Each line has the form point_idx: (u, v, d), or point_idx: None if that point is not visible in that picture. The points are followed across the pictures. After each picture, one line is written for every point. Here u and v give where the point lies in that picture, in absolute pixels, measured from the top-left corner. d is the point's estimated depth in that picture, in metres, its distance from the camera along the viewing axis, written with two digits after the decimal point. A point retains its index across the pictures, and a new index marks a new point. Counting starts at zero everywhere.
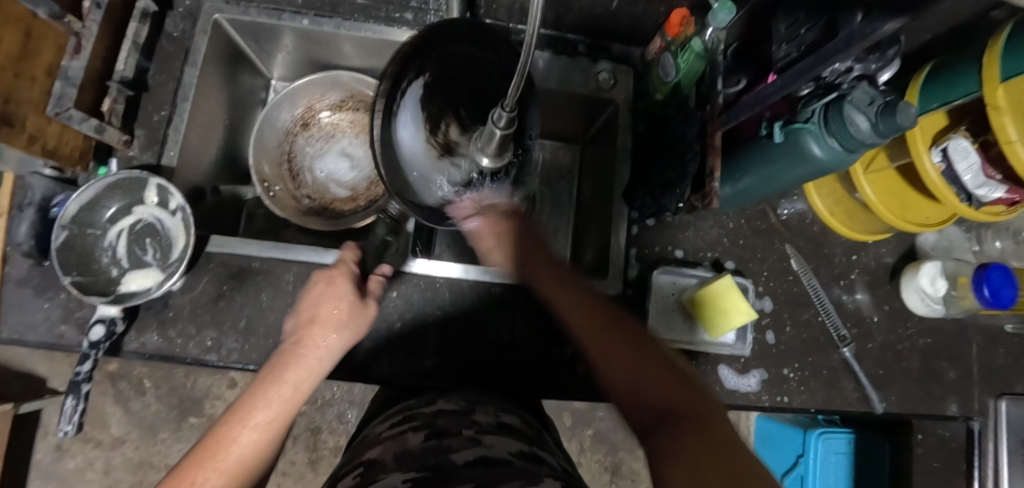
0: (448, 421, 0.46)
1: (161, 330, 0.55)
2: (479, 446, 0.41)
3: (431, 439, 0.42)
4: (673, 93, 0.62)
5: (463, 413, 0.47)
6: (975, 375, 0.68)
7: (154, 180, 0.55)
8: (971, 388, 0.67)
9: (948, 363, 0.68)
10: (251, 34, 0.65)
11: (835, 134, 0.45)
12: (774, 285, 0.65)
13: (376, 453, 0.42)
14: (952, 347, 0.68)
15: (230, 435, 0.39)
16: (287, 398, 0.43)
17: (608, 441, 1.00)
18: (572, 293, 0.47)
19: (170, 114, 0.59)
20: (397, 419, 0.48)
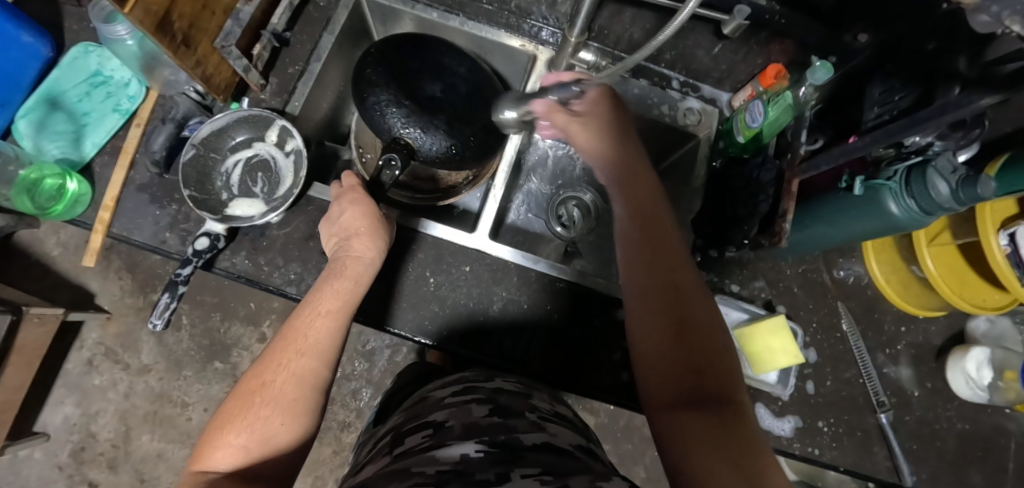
0: (511, 402, 0.49)
1: (251, 256, 0.60)
2: (544, 433, 0.43)
3: (496, 416, 0.45)
4: (755, 138, 0.65)
5: (525, 397, 0.51)
6: (1011, 472, 0.67)
7: (280, 121, 0.61)
8: (1004, 485, 0.66)
9: (983, 454, 0.67)
10: (382, 15, 0.72)
11: (915, 195, 0.48)
12: (821, 339, 0.67)
13: (441, 417, 0.45)
14: (989, 438, 0.68)
15: (304, 322, 0.45)
16: (343, 295, 0.48)
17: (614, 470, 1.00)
18: (657, 256, 0.44)
19: (303, 69, 0.65)
20: (458, 388, 0.53)
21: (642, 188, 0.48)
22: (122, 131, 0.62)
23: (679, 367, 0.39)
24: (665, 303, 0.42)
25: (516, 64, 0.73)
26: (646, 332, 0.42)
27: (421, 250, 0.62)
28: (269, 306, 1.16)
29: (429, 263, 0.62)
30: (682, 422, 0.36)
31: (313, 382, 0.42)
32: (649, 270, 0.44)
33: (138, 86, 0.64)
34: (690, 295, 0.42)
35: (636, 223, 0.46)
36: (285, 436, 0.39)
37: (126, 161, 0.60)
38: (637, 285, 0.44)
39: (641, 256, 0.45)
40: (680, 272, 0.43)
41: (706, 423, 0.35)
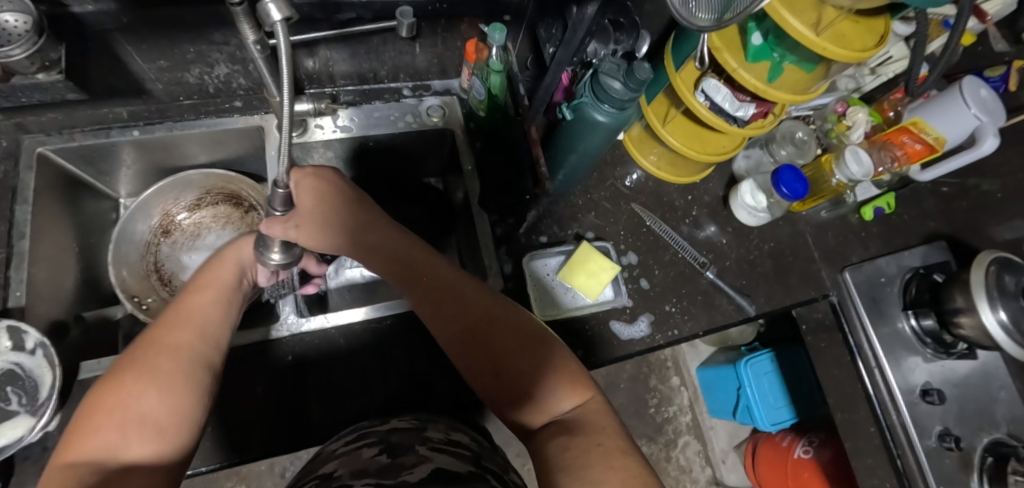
0: (403, 438, 0.48)
1: (43, 476, 0.52)
2: (431, 462, 0.42)
3: (384, 456, 0.44)
4: (489, 107, 0.70)
5: (417, 431, 0.51)
6: (818, 259, 0.79)
7: (3, 321, 0.53)
8: (819, 272, 0.78)
9: (794, 259, 0.79)
10: (84, 159, 0.66)
11: (603, 99, 0.55)
12: (633, 240, 0.74)
13: (331, 468, 0.43)
14: (792, 245, 0.80)
15: (153, 345, 0.41)
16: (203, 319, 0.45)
17: None
18: (442, 293, 0.49)
19: (7, 255, 0.57)
20: (350, 436, 0.51)
21: (404, 256, 0.51)
22: None
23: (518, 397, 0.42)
24: (483, 355, 0.45)
25: (253, 142, 0.71)
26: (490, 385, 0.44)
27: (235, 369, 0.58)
28: None
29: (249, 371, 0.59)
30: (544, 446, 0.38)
31: (187, 378, 0.39)
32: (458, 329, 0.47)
33: None
34: (495, 334, 0.45)
35: (421, 302, 0.49)
36: (171, 417, 0.37)
37: None
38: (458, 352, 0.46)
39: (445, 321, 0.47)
40: (481, 318, 0.46)
41: (558, 439, 0.37)
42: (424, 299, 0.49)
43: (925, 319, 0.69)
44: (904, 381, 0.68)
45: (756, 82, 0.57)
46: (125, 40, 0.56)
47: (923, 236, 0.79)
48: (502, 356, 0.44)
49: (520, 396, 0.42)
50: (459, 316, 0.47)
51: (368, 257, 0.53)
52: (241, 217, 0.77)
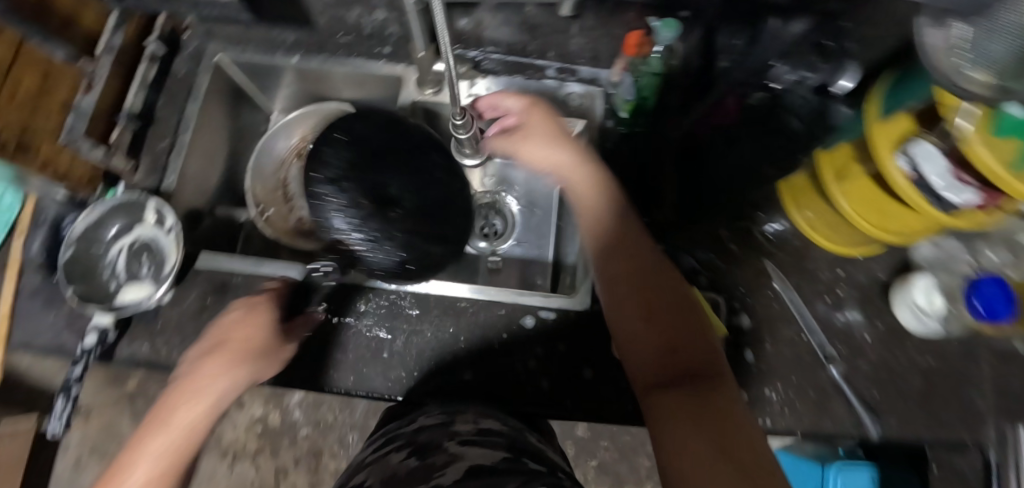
0: (430, 436, 0.47)
1: (150, 340, 0.59)
2: (459, 459, 0.42)
3: (413, 459, 0.44)
4: (636, 110, 0.63)
5: (445, 424, 0.49)
6: (992, 402, 0.61)
7: (151, 201, 0.61)
8: (986, 418, 0.61)
9: (959, 388, 0.62)
10: (249, 72, 0.71)
11: None
12: (752, 301, 0.64)
13: (359, 478, 0.44)
14: (961, 372, 0.62)
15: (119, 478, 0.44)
16: (167, 453, 0.45)
17: (613, 472, 1.11)
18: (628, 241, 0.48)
19: (171, 143, 0.65)
20: (381, 441, 0.52)
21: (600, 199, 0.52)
22: (7, 242, 0.62)
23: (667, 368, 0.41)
24: (651, 314, 0.43)
25: (391, 90, 0.72)
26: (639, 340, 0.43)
27: (314, 300, 0.60)
28: None
29: (326, 310, 0.60)
30: (672, 411, 0.37)
31: None
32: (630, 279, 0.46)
33: (13, 195, 0.62)
34: (671, 304, 0.44)
35: (620, 247, 0.48)
36: None
37: (14, 271, 0.61)
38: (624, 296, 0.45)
39: (630, 268, 0.46)
40: (664, 284, 0.45)
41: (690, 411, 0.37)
42: (603, 242, 0.49)
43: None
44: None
45: (993, 165, 0.41)
46: None
47: None
48: (673, 326, 0.43)
49: (666, 367, 0.41)
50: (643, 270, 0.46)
51: (596, 207, 0.52)
52: None
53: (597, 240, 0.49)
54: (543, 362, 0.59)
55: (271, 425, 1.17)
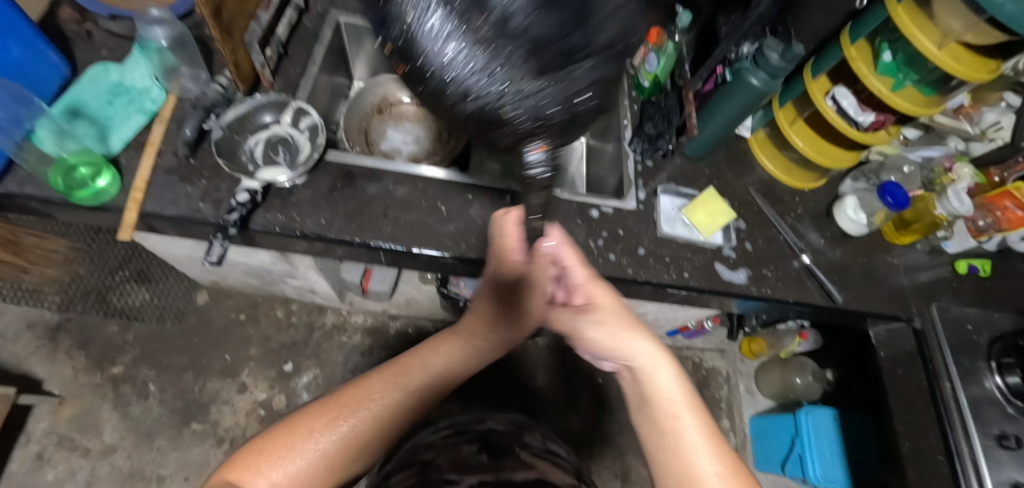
0: (501, 439, 0.70)
1: (283, 211, 0.68)
2: (533, 469, 0.64)
3: (486, 453, 0.66)
4: (655, 80, 0.89)
5: (515, 435, 0.71)
6: (914, 284, 0.85)
7: (294, 103, 0.73)
8: (912, 294, 0.84)
9: (891, 274, 0.86)
10: (355, 35, 0.89)
11: (761, 67, 0.72)
12: (742, 212, 0.88)
13: (432, 457, 0.66)
14: (890, 263, 0.87)
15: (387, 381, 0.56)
16: (440, 372, 0.60)
17: (615, 445, 1.33)
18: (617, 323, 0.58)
19: (302, 71, 0.79)
20: (450, 431, 0.71)
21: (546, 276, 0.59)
22: (145, 130, 0.70)
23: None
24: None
25: None
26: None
27: (430, 186, 0.74)
28: (245, 356, 1.23)
29: (438, 196, 0.73)
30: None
31: (380, 424, 0.54)
32: (684, 403, 0.54)
33: (159, 91, 0.72)
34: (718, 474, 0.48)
35: (667, 404, 0.53)
36: (350, 450, 0.52)
37: (152, 151, 0.68)
38: (655, 432, 0.53)
39: (686, 457, 0.49)
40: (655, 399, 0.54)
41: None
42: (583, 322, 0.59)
43: (1010, 375, 0.71)
44: (978, 396, 0.72)
45: (882, 89, 0.72)
46: None
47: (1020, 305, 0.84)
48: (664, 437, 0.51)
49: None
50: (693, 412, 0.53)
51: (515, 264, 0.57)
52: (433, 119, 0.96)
53: (660, 385, 0.55)
54: (608, 242, 0.77)
55: (274, 408, 1.19)
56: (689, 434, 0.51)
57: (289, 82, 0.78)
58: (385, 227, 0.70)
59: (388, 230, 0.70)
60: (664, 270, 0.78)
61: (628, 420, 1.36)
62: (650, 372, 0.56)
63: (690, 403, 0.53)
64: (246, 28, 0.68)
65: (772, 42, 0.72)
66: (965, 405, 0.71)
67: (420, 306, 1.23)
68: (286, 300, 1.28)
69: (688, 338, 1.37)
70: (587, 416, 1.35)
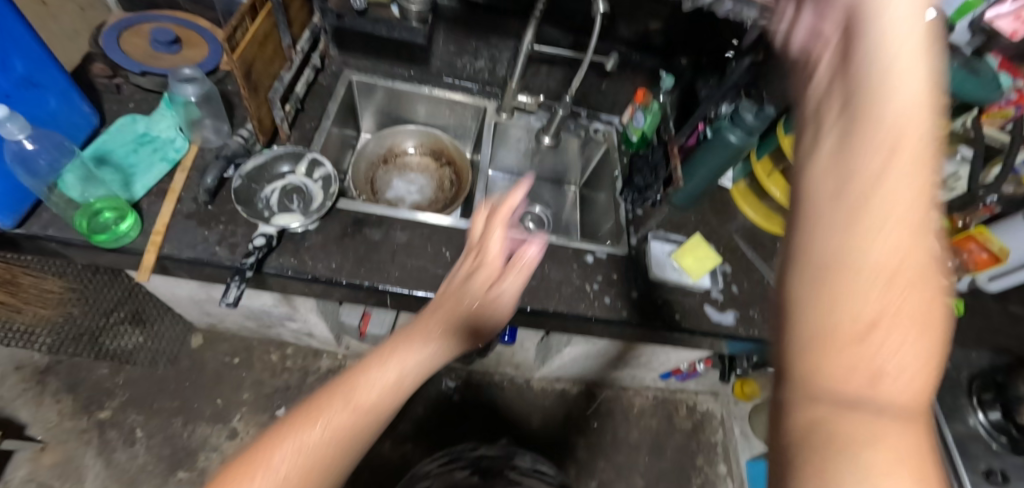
0: (490, 463, 0.74)
1: (295, 255, 0.72)
2: None
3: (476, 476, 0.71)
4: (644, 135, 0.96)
5: (506, 458, 0.75)
6: None
7: (310, 154, 0.79)
8: None
9: None
10: (366, 93, 0.96)
11: (738, 126, 0.80)
12: (728, 257, 0.93)
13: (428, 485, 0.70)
14: None
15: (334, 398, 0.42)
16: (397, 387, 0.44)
17: None
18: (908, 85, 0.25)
19: (317, 125, 0.85)
20: (443, 457, 0.75)
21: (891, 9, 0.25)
22: (166, 177, 0.74)
23: (867, 370, 0.23)
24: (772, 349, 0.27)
25: (472, 118, 1.01)
26: (839, 377, 0.23)
27: (435, 233, 0.79)
28: (237, 400, 1.22)
29: (443, 241, 0.78)
30: (849, 423, 0.23)
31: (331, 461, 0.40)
32: (907, 199, 0.24)
33: (182, 141, 0.77)
34: (884, 339, 0.23)
35: (889, 264, 0.24)
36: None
37: (172, 197, 0.72)
38: (809, 254, 0.25)
39: (857, 303, 0.24)
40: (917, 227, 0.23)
41: (867, 414, 0.23)
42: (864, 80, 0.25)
43: (990, 412, 0.75)
44: (961, 432, 0.75)
45: None
46: (442, 27, 0.88)
47: (991, 344, 0.89)
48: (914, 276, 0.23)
49: (886, 426, 0.23)
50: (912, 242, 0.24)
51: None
52: (436, 168, 1.02)
53: (819, 175, 0.26)
54: (603, 286, 0.82)
55: None
56: (890, 277, 0.24)
57: (305, 134, 0.83)
58: (393, 271, 0.74)
59: (396, 273, 0.74)
60: (657, 312, 0.82)
61: (623, 464, 1.35)
62: (906, 124, 0.25)
63: (924, 225, 0.24)
64: (269, 86, 0.74)
65: (746, 103, 0.80)
66: (950, 442, 0.74)
67: None
68: (281, 344, 1.29)
69: (681, 381, 1.39)
70: (583, 462, 1.34)
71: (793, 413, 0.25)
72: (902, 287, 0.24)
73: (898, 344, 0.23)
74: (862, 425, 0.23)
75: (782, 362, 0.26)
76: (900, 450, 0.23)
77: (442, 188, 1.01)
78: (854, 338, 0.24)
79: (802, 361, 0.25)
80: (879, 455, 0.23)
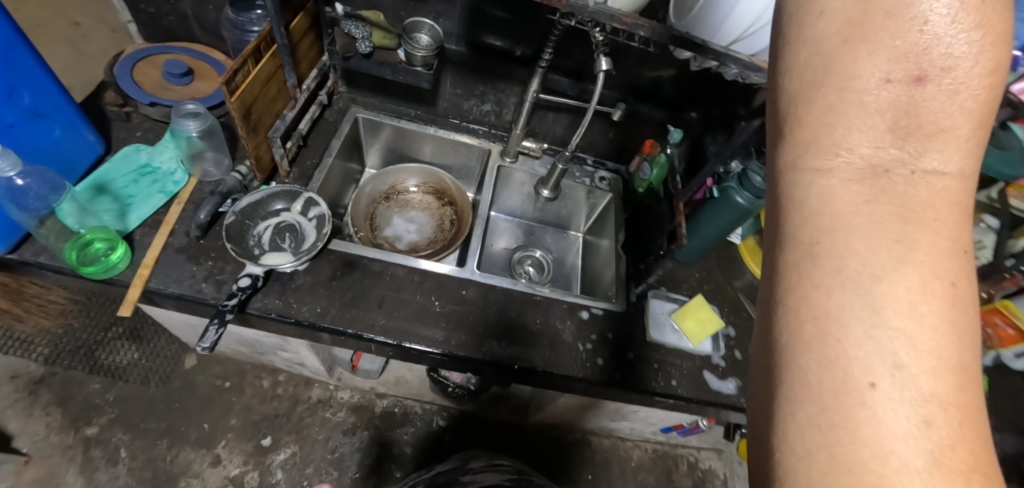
0: (447, 471, 0.85)
1: (281, 296, 0.71)
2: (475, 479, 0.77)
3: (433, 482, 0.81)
4: (650, 187, 0.95)
5: (459, 466, 0.87)
6: None
7: (307, 193, 0.78)
8: None
9: None
10: (371, 130, 0.96)
11: (748, 188, 0.77)
12: (733, 319, 0.89)
13: None
14: None
15: None
16: None
17: None
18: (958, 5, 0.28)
19: (317, 162, 0.85)
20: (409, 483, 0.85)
21: None
22: (163, 208, 0.75)
23: (901, 213, 0.29)
24: (778, 135, 0.34)
25: (475, 159, 1.00)
26: (867, 149, 0.30)
27: (427, 281, 0.77)
28: (224, 425, 1.20)
29: (433, 291, 0.77)
30: (861, 235, 0.29)
31: None
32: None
33: (182, 174, 0.77)
34: (925, 51, 0.28)
35: (894, 209, 0.29)
36: None
37: (166, 230, 0.72)
38: (829, 36, 0.30)
39: (854, 227, 0.29)
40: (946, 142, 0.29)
41: (894, 202, 0.29)
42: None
43: None
44: None
45: None
46: (450, 70, 0.88)
47: None
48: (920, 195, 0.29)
49: (915, 203, 0.29)
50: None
51: None
52: (437, 207, 1.01)
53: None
54: (597, 344, 0.78)
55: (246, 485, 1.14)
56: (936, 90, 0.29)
57: (305, 171, 0.83)
58: (379, 319, 0.72)
59: (381, 322, 0.72)
60: (653, 376, 0.78)
61: None
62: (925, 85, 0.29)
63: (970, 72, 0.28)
64: (271, 125, 0.74)
65: (756, 165, 0.77)
66: None
67: (408, 385, 1.22)
68: (273, 370, 1.28)
69: (683, 436, 1.33)
70: None
71: (819, 265, 0.30)
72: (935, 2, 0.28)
73: (954, 55, 0.28)
74: (913, 189, 0.29)
75: (788, 182, 0.32)
76: (938, 202, 0.29)
77: (442, 228, 0.99)
78: (886, 84, 0.29)
79: (831, 144, 0.30)
80: (906, 265, 0.28)
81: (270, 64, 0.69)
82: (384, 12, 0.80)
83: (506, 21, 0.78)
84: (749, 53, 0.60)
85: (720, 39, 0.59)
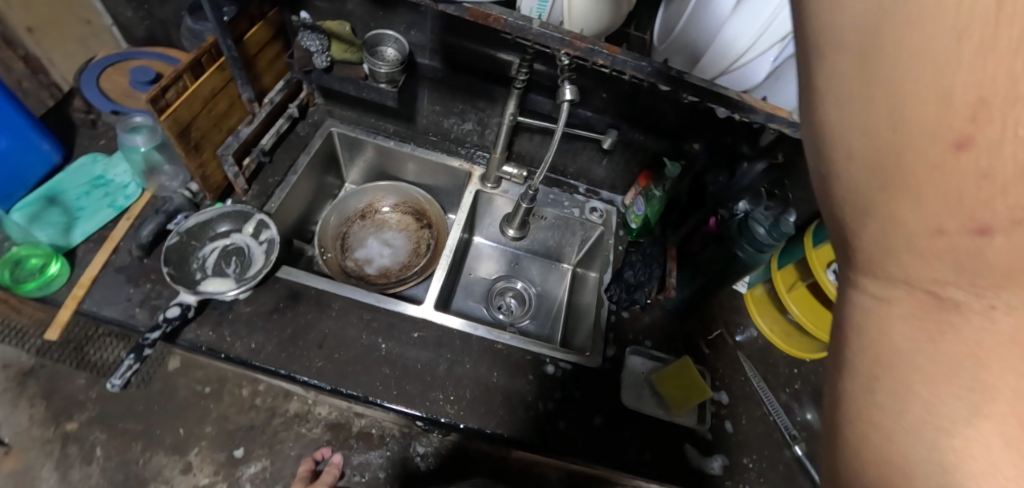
0: None
1: (216, 328, 0.66)
2: None
3: None
4: (643, 222, 0.85)
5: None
6: None
7: (258, 215, 0.73)
8: None
9: None
10: (348, 145, 0.91)
11: (748, 241, 0.67)
12: (728, 383, 0.77)
13: None
14: None
15: None
16: None
17: None
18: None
19: (280, 180, 0.79)
20: None
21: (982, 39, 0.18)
22: (111, 223, 0.71)
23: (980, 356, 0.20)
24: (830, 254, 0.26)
25: (456, 180, 0.92)
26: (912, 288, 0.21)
27: (377, 320, 0.71)
28: None
29: (381, 331, 0.70)
30: (919, 378, 0.21)
31: None
32: (950, 31, 0.18)
33: (135, 188, 0.74)
34: (993, 198, 0.18)
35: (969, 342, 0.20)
36: None
37: (109, 247, 0.69)
38: (849, 182, 0.22)
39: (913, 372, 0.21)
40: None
41: (969, 340, 0.20)
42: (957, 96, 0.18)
43: None
44: None
45: None
46: (426, 85, 0.81)
47: None
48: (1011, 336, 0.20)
49: (998, 348, 0.20)
50: (1007, 87, 0.17)
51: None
52: (415, 229, 0.93)
53: (838, 74, 0.21)
54: (561, 404, 0.69)
55: None
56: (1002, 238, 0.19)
57: (266, 189, 0.78)
58: (316, 361, 0.66)
59: (319, 364, 0.66)
60: (621, 446, 0.68)
61: None
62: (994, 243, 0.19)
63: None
64: (222, 142, 0.70)
65: (757, 213, 0.67)
66: None
67: None
68: None
69: None
70: None
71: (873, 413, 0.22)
72: (1003, 137, 0.18)
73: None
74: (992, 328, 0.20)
75: None
76: None
77: (418, 253, 0.92)
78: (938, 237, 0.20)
79: (881, 275, 0.22)
80: (986, 429, 0.19)
81: (215, 78, 0.64)
82: (353, 22, 0.74)
83: (479, 35, 0.70)
84: (740, 89, 0.53)
85: (705, 70, 0.52)
